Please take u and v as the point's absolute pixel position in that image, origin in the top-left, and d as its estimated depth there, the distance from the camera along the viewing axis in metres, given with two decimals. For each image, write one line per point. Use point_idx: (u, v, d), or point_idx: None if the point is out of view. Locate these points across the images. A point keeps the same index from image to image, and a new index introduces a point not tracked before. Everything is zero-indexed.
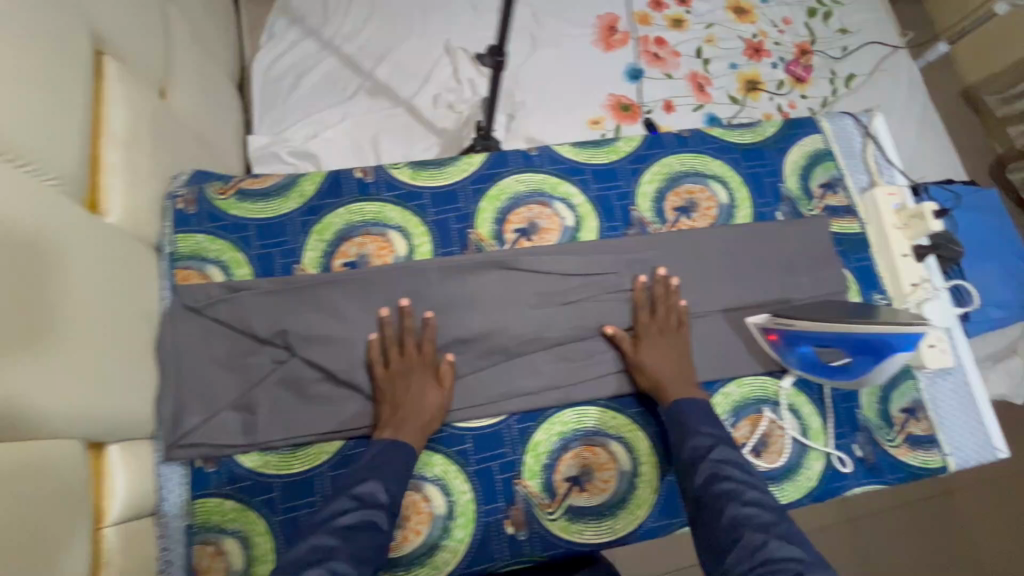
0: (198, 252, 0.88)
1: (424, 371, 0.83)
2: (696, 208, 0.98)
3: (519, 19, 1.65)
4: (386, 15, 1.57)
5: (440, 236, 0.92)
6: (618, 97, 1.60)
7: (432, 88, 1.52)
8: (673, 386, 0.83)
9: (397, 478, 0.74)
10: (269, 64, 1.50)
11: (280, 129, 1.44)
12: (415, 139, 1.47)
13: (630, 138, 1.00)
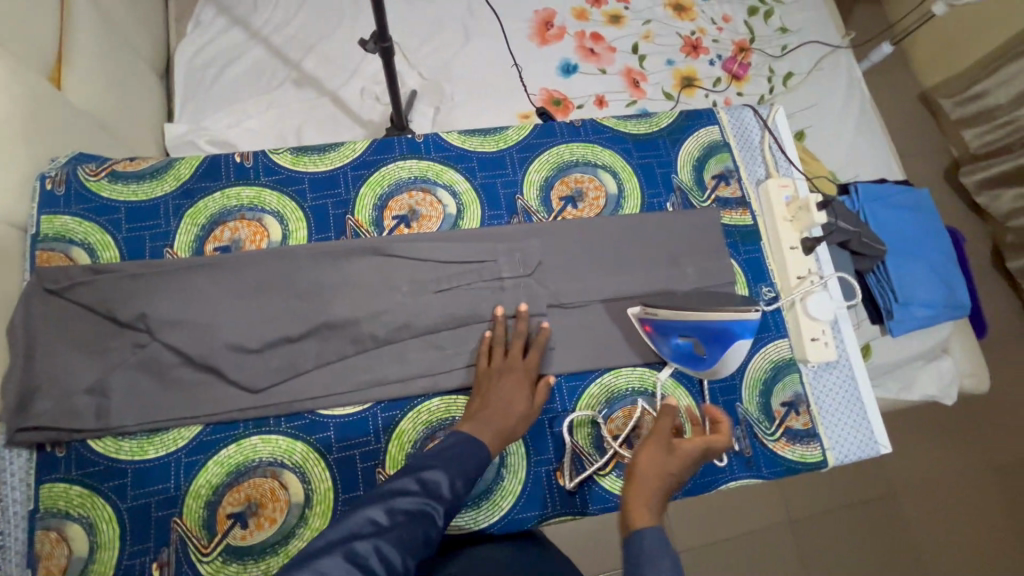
0: (65, 234, 0.87)
1: (523, 379, 0.83)
2: (583, 198, 0.98)
3: (454, 12, 1.64)
4: (317, 7, 1.56)
5: (317, 222, 0.91)
6: (551, 92, 1.59)
7: (360, 80, 1.51)
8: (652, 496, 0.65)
9: (463, 475, 0.70)
10: (195, 52, 1.49)
11: (202, 117, 1.42)
12: (339, 130, 1.46)
13: (521, 127, 1.00)
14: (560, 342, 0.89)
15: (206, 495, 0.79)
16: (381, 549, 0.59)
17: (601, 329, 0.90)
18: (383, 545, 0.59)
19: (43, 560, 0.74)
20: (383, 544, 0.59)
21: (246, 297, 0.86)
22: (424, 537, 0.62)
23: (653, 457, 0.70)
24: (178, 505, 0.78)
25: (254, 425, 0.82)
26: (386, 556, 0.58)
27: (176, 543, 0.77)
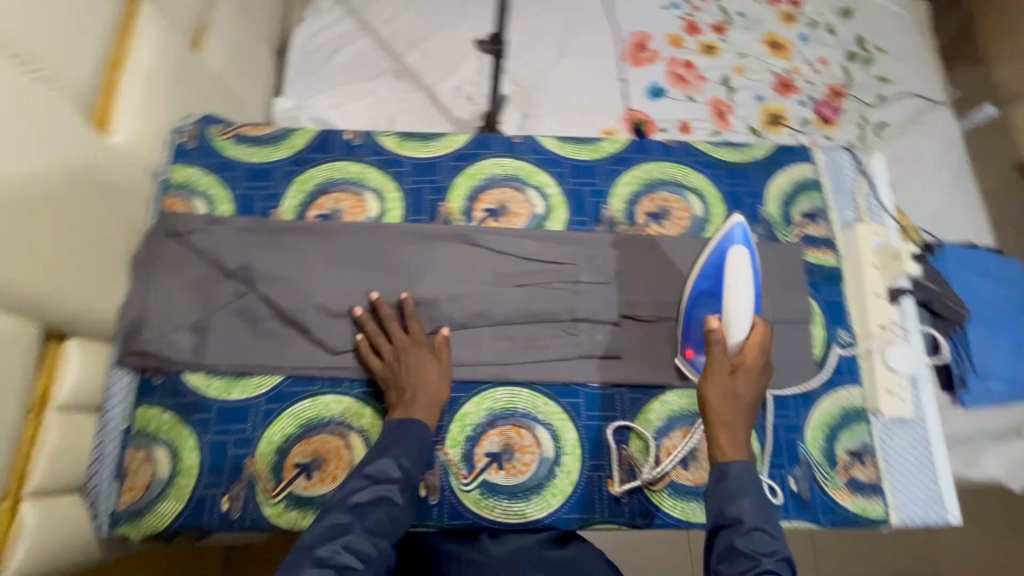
0: (188, 184, 0.95)
1: (417, 351, 0.83)
2: (668, 216, 0.98)
3: (552, 26, 1.70)
4: (426, 7, 1.65)
5: (413, 204, 0.96)
6: (636, 112, 1.61)
7: (455, 79, 1.58)
8: (733, 435, 0.75)
9: (410, 452, 0.75)
10: (310, 35, 1.59)
11: (308, 96, 1.52)
12: (429, 123, 1.52)
13: (615, 140, 1.02)
14: (628, 353, 0.90)
15: (278, 442, 0.84)
16: (348, 546, 0.66)
17: (670, 346, 0.91)
18: (349, 541, 0.66)
19: (130, 475, 0.81)
20: (349, 540, 0.66)
21: (338, 264, 0.91)
22: (388, 517, 0.70)
23: (721, 395, 0.77)
24: (252, 447, 0.83)
25: (330, 385, 0.87)
26: (356, 550, 0.66)
27: (246, 482, 0.82)
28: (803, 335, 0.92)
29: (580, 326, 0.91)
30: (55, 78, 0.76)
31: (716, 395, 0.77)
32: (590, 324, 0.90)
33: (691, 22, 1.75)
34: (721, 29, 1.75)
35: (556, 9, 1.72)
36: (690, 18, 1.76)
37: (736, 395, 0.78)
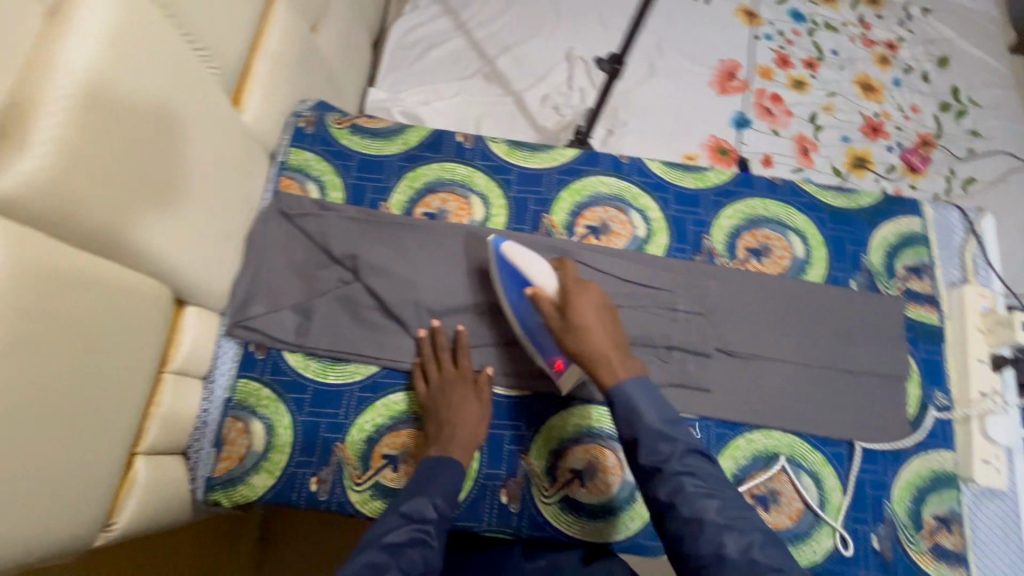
0: (303, 168, 0.97)
1: (464, 386, 0.85)
2: (768, 253, 0.97)
3: (642, 47, 1.70)
4: (521, 13, 1.66)
5: (517, 213, 0.97)
6: (719, 140, 1.60)
7: (544, 87, 1.59)
8: (614, 358, 0.77)
9: (444, 493, 0.75)
10: (407, 28, 1.62)
11: (399, 88, 1.54)
12: (514, 128, 1.54)
13: (721, 171, 1.02)
14: (718, 386, 0.89)
15: (369, 431, 0.86)
16: None
17: (762, 385, 0.90)
18: None
19: (227, 444, 0.83)
20: None
21: (440, 263, 0.93)
22: (422, 560, 0.67)
23: (577, 338, 0.79)
24: (343, 432, 0.85)
25: None
26: None
27: (335, 466, 0.84)
28: (898, 392, 0.90)
29: (673, 354, 0.90)
30: (215, 58, 0.77)
31: (580, 333, 0.79)
32: (683, 354, 0.90)
33: (783, 55, 1.73)
34: (813, 66, 1.73)
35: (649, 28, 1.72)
36: (782, 51, 1.74)
37: (591, 318, 0.80)
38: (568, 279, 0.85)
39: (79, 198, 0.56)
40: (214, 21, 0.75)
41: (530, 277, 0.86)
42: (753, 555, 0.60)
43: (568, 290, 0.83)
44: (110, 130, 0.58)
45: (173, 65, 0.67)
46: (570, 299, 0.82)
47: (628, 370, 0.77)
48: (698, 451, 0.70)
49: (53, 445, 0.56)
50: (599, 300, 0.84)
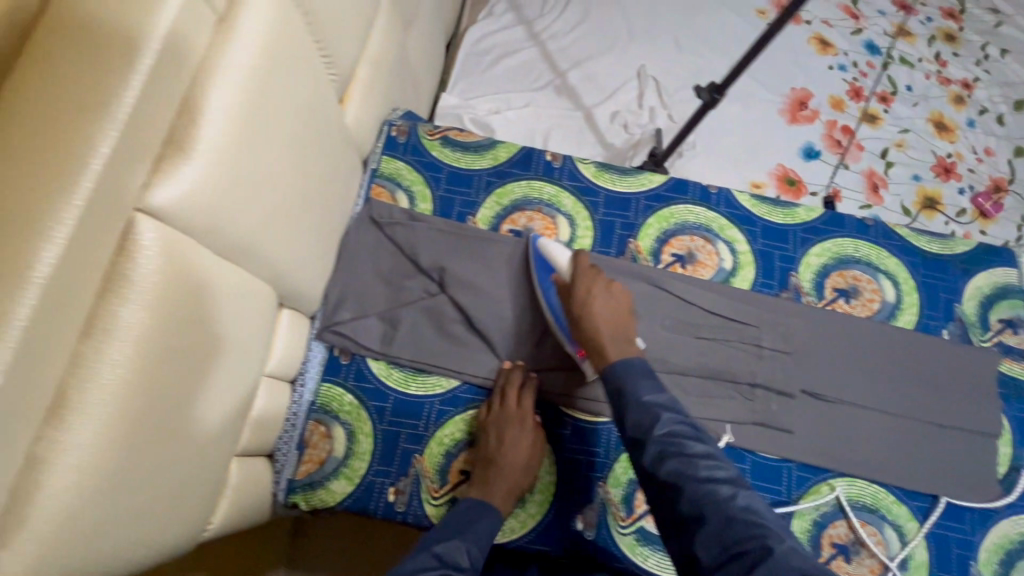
0: (395, 176, 0.98)
1: (523, 431, 0.83)
2: (857, 295, 0.95)
3: (714, 68, 1.66)
4: (594, 29, 1.66)
5: (603, 235, 0.97)
6: (787, 169, 1.58)
7: (613, 104, 1.58)
8: (608, 343, 0.80)
9: (479, 543, 0.73)
10: (481, 37, 1.62)
11: (470, 96, 1.54)
12: (582, 144, 1.53)
13: (811, 208, 1.00)
14: (801, 429, 0.87)
15: (448, 446, 0.86)
16: None
17: (847, 430, 0.88)
18: None
19: (309, 448, 0.84)
20: None
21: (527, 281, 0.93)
22: None
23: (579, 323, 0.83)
24: (422, 444, 0.85)
25: None
26: None
27: (413, 477, 0.84)
28: (988, 451, 0.88)
29: (757, 392, 0.88)
30: (335, 66, 0.78)
31: (584, 318, 0.83)
32: (767, 392, 0.88)
33: (856, 87, 1.69)
34: (887, 100, 1.69)
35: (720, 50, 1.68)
36: (855, 83, 1.70)
37: (592, 303, 0.84)
38: (579, 266, 0.88)
39: (226, 204, 0.56)
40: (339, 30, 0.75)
41: (553, 262, 0.91)
42: (733, 512, 0.60)
43: (576, 276, 0.87)
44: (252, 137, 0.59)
45: (302, 73, 0.68)
46: (577, 285, 0.86)
47: (623, 353, 0.80)
48: (681, 421, 0.71)
49: (180, 450, 0.56)
50: (606, 286, 0.87)
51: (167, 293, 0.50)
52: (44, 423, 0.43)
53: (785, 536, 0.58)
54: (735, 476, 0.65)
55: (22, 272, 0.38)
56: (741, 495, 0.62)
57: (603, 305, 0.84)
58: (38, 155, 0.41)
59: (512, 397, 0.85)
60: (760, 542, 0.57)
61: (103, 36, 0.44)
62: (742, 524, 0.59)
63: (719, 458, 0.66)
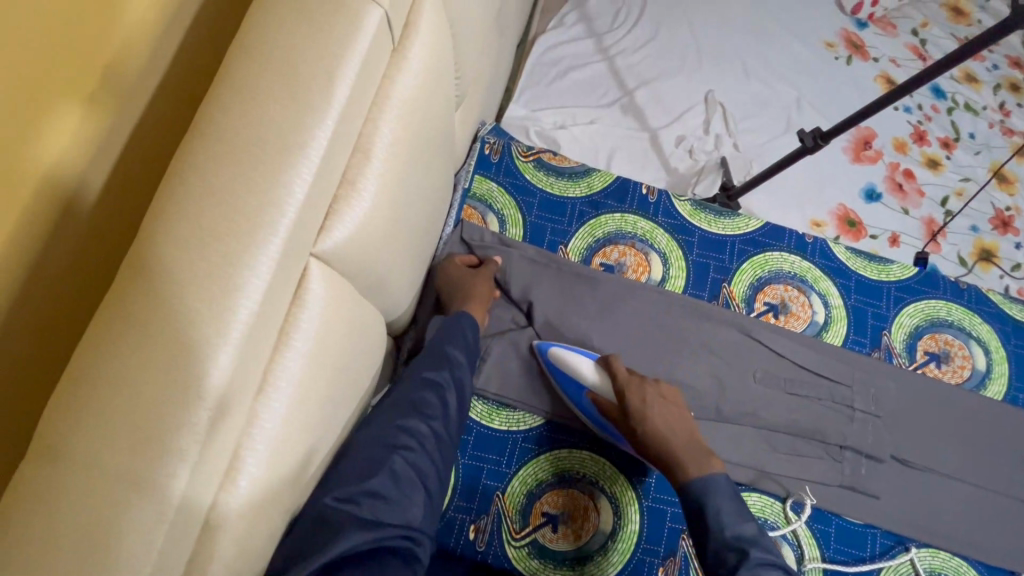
0: (487, 198, 0.95)
1: (473, 274, 0.85)
2: (948, 360, 0.94)
3: (780, 97, 1.47)
4: (665, 44, 1.51)
5: (696, 278, 0.95)
6: (848, 211, 1.46)
7: (679, 128, 1.43)
8: (683, 454, 0.74)
9: (465, 342, 0.76)
10: (547, 49, 1.49)
11: (537, 106, 1.43)
12: (646, 167, 1.40)
13: (906, 266, 0.98)
14: (887, 494, 0.86)
15: (530, 485, 0.82)
16: (417, 460, 0.64)
17: (934, 499, 0.86)
18: (419, 455, 0.65)
19: None
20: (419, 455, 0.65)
21: (634, 322, 0.90)
22: (445, 402, 0.69)
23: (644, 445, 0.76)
24: (504, 482, 0.82)
25: (588, 441, 0.85)
26: (426, 464, 0.65)
27: (494, 516, 0.81)
28: None
29: (846, 453, 0.86)
30: (460, 86, 0.73)
31: (646, 435, 0.76)
32: (856, 455, 0.86)
33: (921, 130, 1.56)
34: (949, 145, 1.54)
35: (789, 79, 1.50)
36: (919, 126, 1.56)
37: (652, 418, 0.76)
38: (619, 378, 0.80)
39: (382, 240, 0.51)
40: (471, 48, 0.69)
41: (583, 377, 0.81)
42: None
43: (620, 392, 0.79)
44: (410, 170, 0.54)
45: (446, 92, 0.62)
46: (628, 400, 0.77)
47: (703, 466, 0.73)
48: (772, 565, 0.64)
49: None
50: (657, 391, 0.79)
51: (328, 343, 0.46)
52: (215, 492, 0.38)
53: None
54: None
55: (220, 336, 0.35)
56: None
57: (656, 413, 0.77)
58: (236, 200, 0.37)
59: (461, 265, 0.86)
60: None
61: (299, 68, 0.40)
62: None
63: None
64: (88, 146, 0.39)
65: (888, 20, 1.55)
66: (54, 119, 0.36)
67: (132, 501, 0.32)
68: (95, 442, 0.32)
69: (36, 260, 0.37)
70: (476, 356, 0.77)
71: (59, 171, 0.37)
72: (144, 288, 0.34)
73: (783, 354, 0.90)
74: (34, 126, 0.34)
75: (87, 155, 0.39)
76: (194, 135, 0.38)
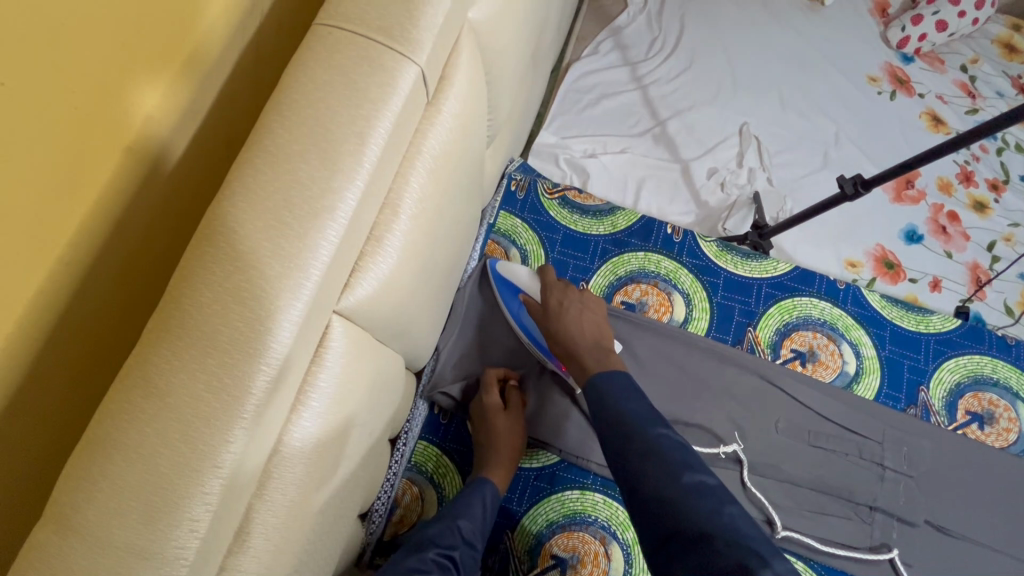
0: (511, 233, 0.96)
1: (507, 413, 0.80)
2: (992, 422, 0.89)
3: (819, 131, 1.41)
4: (704, 72, 1.46)
5: (720, 320, 0.93)
6: (886, 251, 1.30)
7: (712, 160, 1.37)
8: (586, 355, 0.72)
9: (477, 519, 0.69)
10: (580, 76, 1.46)
11: (568, 134, 1.38)
12: (675, 199, 1.35)
13: (947, 318, 0.95)
14: (921, 562, 0.81)
15: (540, 525, 0.81)
16: None
17: None
18: None
19: (400, 509, 0.80)
20: None
21: (661, 363, 0.88)
22: None
23: (555, 338, 0.75)
24: (515, 520, 0.81)
25: (601, 483, 0.83)
26: None
27: (501, 553, 0.80)
28: None
29: (875, 515, 0.82)
30: (493, 126, 0.73)
31: (556, 332, 0.75)
32: (887, 517, 0.82)
33: (967, 170, 1.38)
34: (998, 188, 1.36)
35: (827, 112, 1.43)
36: (967, 166, 1.38)
37: (566, 315, 0.76)
38: (547, 281, 0.82)
39: (406, 292, 0.52)
40: (506, 90, 0.69)
41: (518, 291, 0.84)
42: (713, 527, 0.49)
43: (545, 292, 0.80)
44: (438, 220, 0.55)
45: (477, 139, 0.63)
46: (548, 298, 0.79)
47: (602, 363, 0.70)
48: (671, 434, 0.60)
49: (317, 558, 0.51)
50: (579, 296, 0.80)
51: (346, 398, 0.46)
52: (225, 556, 0.38)
53: (775, 551, 0.48)
54: (719, 489, 0.54)
55: (237, 404, 0.34)
56: (726, 510, 0.51)
57: (568, 308, 0.77)
58: (261, 262, 0.37)
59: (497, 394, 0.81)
60: (736, 558, 0.46)
61: (331, 129, 0.41)
62: (722, 542, 0.48)
63: (704, 466, 0.56)
64: (166, 123, 0.42)
65: (936, 55, 1.49)
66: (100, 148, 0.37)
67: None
68: (107, 510, 0.32)
69: (58, 310, 0.37)
70: (487, 534, 0.70)
71: (140, 136, 0.40)
72: (166, 352, 0.35)
73: (791, 381, 0.88)
74: (81, 153, 0.36)
75: (168, 126, 0.42)
76: (223, 198, 0.38)
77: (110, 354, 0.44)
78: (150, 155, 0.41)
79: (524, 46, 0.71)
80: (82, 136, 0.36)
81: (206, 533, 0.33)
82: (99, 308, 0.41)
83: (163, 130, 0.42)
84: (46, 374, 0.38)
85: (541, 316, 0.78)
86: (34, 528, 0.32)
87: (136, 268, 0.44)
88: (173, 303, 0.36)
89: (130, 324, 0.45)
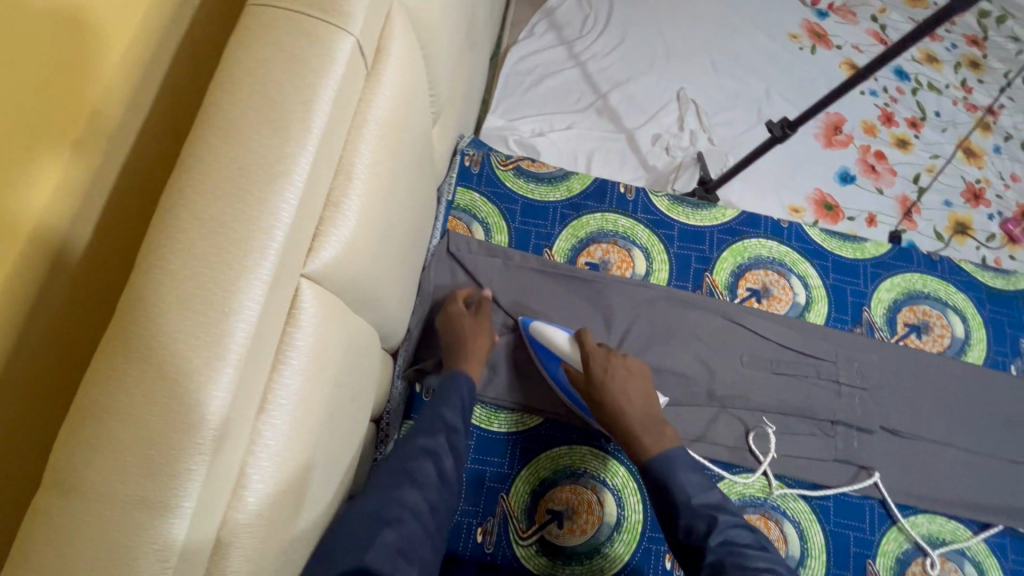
0: (470, 209, 0.98)
1: (475, 320, 0.85)
2: (928, 331, 0.98)
3: (750, 88, 1.49)
4: (637, 44, 1.52)
5: (678, 269, 0.98)
6: (824, 194, 1.38)
7: (655, 126, 1.43)
8: (644, 436, 0.76)
9: (456, 407, 0.74)
10: (520, 58, 1.48)
11: (515, 116, 1.41)
12: (625, 166, 1.39)
13: (880, 243, 1.02)
14: (881, 464, 0.88)
15: (533, 484, 0.84)
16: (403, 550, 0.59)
17: (929, 466, 0.88)
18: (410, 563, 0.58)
19: None
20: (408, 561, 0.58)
21: (632, 319, 0.92)
22: (438, 472, 0.66)
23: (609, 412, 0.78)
24: (508, 483, 0.84)
25: (586, 436, 0.87)
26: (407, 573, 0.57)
27: (501, 517, 0.82)
28: None
29: (837, 427, 0.89)
30: (437, 103, 0.75)
31: (608, 408, 0.78)
32: (848, 428, 0.89)
33: (887, 112, 1.47)
34: (916, 125, 1.46)
35: (755, 70, 1.51)
36: (886, 108, 1.47)
37: (612, 386, 0.78)
38: (588, 348, 0.82)
39: (368, 259, 0.53)
40: (445, 66, 0.71)
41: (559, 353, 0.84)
42: None
43: (588, 361, 0.81)
44: (391, 189, 0.56)
45: (421, 113, 0.64)
46: (591, 368, 0.80)
47: (658, 441, 0.76)
48: (741, 529, 0.68)
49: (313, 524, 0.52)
50: (623, 364, 0.81)
51: (324, 359, 0.47)
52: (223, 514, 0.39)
53: None
54: None
55: (218, 358, 0.35)
56: None
57: (617, 378, 0.80)
58: (224, 226, 0.38)
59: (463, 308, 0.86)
60: None
61: (278, 99, 0.42)
62: None
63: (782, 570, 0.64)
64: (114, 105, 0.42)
65: (848, 9, 1.59)
66: (62, 128, 0.37)
67: (140, 526, 0.33)
68: (109, 468, 0.33)
69: (31, 300, 0.37)
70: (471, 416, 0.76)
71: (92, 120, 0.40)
72: (144, 318, 0.36)
73: (757, 322, 0.93)
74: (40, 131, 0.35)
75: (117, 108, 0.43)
76: (181, 170, 0.39)
77: (76, 351, 0.42)
78: (108, 131, 0.41)
79: (457, 21, 0.73)
80: (44, 109, 0.35)
81: (205, 481, 0.35)
82: (64, 300, 0.40)
83: (115, 106, 0.41)
84: (27, 369, 0.38)
85: (586, 385, 0.80)
86: (37, 497, 0.33)
87: (103, 255, 0.43)
88: (142, 271, 0.37)
89: (100, 316, 0.44)
